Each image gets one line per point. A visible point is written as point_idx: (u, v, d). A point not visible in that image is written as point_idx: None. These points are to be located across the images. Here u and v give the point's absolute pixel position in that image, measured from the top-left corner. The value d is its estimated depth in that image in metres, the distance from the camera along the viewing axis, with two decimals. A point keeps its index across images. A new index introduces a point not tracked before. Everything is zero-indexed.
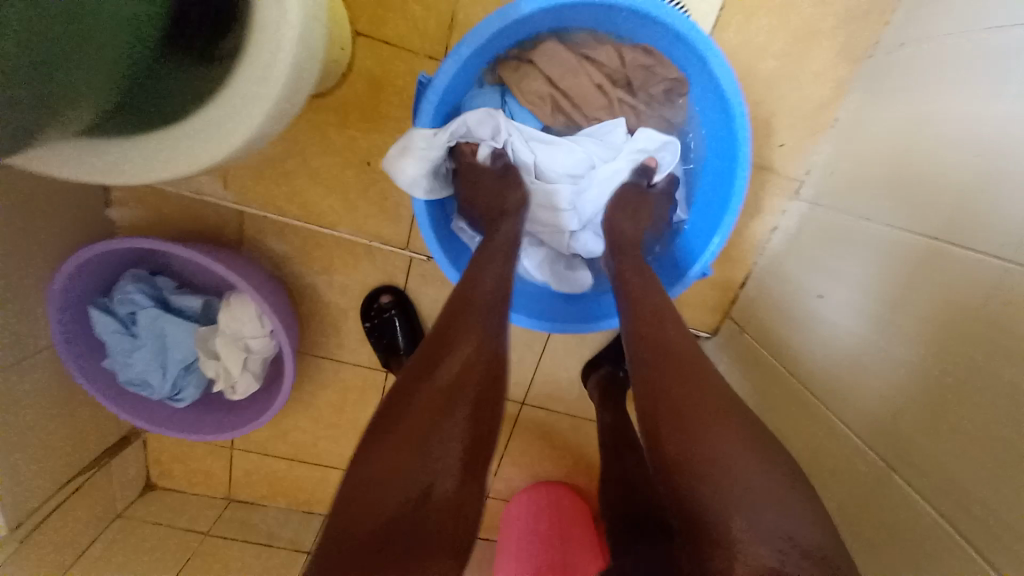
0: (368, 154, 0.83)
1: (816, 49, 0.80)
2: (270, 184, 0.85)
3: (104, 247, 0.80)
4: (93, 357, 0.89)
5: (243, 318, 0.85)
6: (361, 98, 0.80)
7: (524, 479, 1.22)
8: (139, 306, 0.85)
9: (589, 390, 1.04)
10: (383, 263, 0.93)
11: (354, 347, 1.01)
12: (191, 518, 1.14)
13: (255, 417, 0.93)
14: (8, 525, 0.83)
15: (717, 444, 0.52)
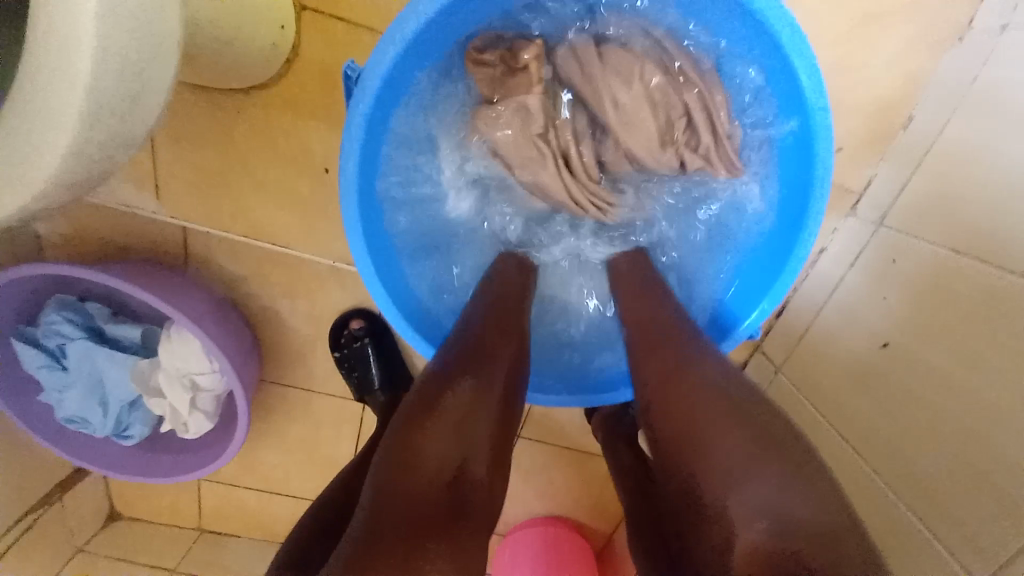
0: (327, 160, 0.69)
1: None
2: (215, 194, 0.72)
3: (16, 272, 0.67)
4: (26, 391, 0.78)
5: (188, 353, 0.73)
6: (316, 91, 0.66)
7: (520, 516, 1.10)
8: (67, 338, 0.73)
9: (592, 428, 0.91)
10: (352, 286, 0.80)
11: (324, 377, 0.89)
12: (158, 553, 1.05)
13: (216, 457, 0.83)
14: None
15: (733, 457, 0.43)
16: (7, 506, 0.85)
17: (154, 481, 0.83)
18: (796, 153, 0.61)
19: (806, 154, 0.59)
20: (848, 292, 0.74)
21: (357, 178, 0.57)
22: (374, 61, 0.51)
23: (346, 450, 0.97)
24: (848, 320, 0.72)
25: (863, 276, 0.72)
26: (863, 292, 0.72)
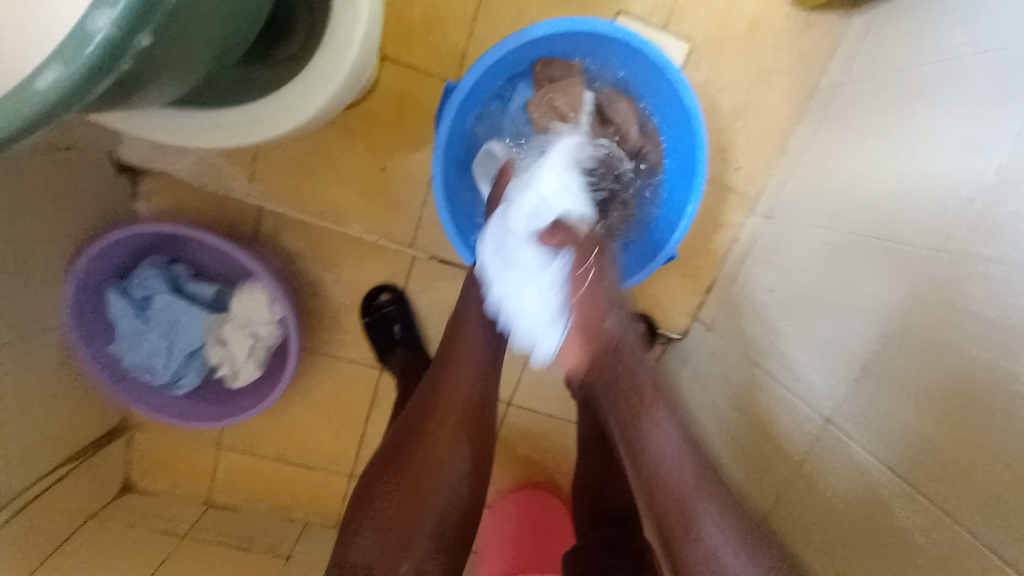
0: (384, 160, 0.93)
1: (766, 92, 0.96)
2: (292, 181, 0.93)
3: (131, 231, 0.86)
4: (99, 339, 0.92)
5: (254, 304, 0.92)
6: (381, 110, 0.91)
7: (507, 483, 1.25)
8: (155, 290, 0.90)
9: (573, 391, 1.11)
10: (387, 261, 1.01)
11: (353, 341, 1.07)
12: (169, 520, 1.11)
13: (256, 404, 0.97)
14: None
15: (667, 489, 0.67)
16: (56, 452, 0.94)
17: (199, 423, 0.96)
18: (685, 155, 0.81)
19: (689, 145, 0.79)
20: (752, 266, 0.95)
21: (443, 138, 0.74)
22: (467, 74, 0.72)
23: (362, 413, 1.12)
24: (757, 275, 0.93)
25: (766, 255, 0.93)
26: (766, 267, 0.92)
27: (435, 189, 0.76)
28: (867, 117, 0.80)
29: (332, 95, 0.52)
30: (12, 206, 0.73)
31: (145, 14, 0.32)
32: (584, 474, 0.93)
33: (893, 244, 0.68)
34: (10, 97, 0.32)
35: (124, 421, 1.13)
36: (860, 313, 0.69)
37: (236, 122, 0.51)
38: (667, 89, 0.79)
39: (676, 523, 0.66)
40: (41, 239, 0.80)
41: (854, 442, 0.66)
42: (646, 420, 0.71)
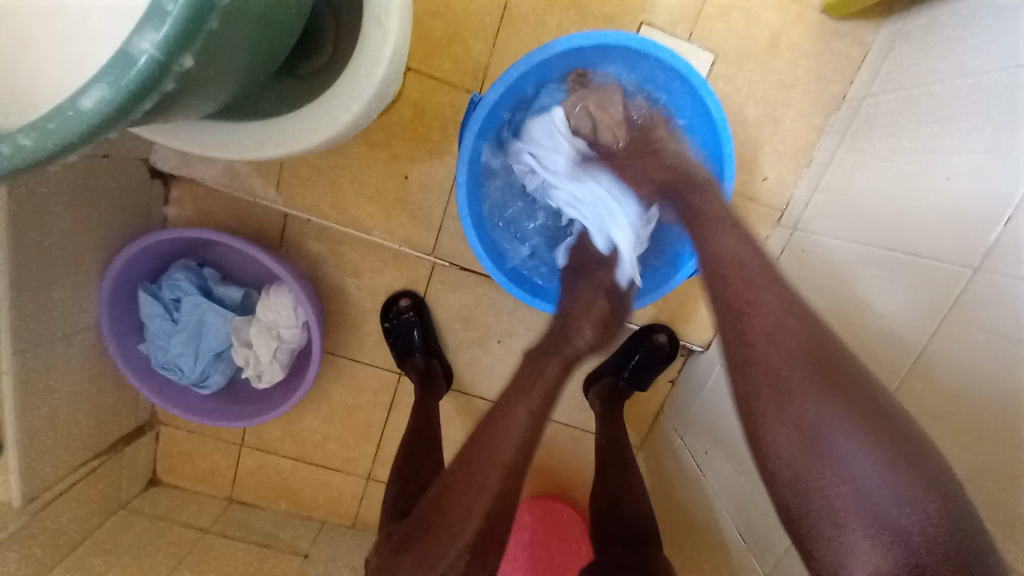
0: (406, 169, 0.95)
1: (793, 102, 0.94)
2: (316, 190, 0.96)
3: (162, 236, 0.89)
4: (131, 339, 0.95)
5: (279, 309, 0.94)
6: (404, 120, 0.92)
7: (521, 492, 1.24)
8: (184, 293, 0.93)
9: (590, 401, 1.10)
10: (407, 268, 1.02)
11: (372, 347, 1.08)
12: (192, 516, 1.14)
13: (278, 406, 0.99)
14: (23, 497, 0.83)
15: (859, 540, 0.44)
16: (87, 446, 0.98)
17: (223, 423, 0.98)
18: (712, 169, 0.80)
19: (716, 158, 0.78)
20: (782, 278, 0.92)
21: (468, 151, 0.74)
22: (492, 88, 0.72)
23: (379, 417, 1.14)
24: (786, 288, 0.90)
25: (794, 268, 0.90)
26: (796, 281, 0.89)
27: (460, 202, 0.76)
28: (897, 129, 0.77)
29: (360, 110, 0.52)
30: (51, 212, 0.77)
31: (184, 41, 0.33)
32: (598, 488, 0.92)
33: (925, 262, 0.66)
34: (60, 115, 0.34)
35: (151, 418, 1.16)
36: (891, 333, 0.67)
37: (265, 137, 0.52)
38: (694, 98, 0.78)
39: (814, 510, 0.47)
40: (77, 243, 0.84)
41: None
42: (793, 392, 0.51)
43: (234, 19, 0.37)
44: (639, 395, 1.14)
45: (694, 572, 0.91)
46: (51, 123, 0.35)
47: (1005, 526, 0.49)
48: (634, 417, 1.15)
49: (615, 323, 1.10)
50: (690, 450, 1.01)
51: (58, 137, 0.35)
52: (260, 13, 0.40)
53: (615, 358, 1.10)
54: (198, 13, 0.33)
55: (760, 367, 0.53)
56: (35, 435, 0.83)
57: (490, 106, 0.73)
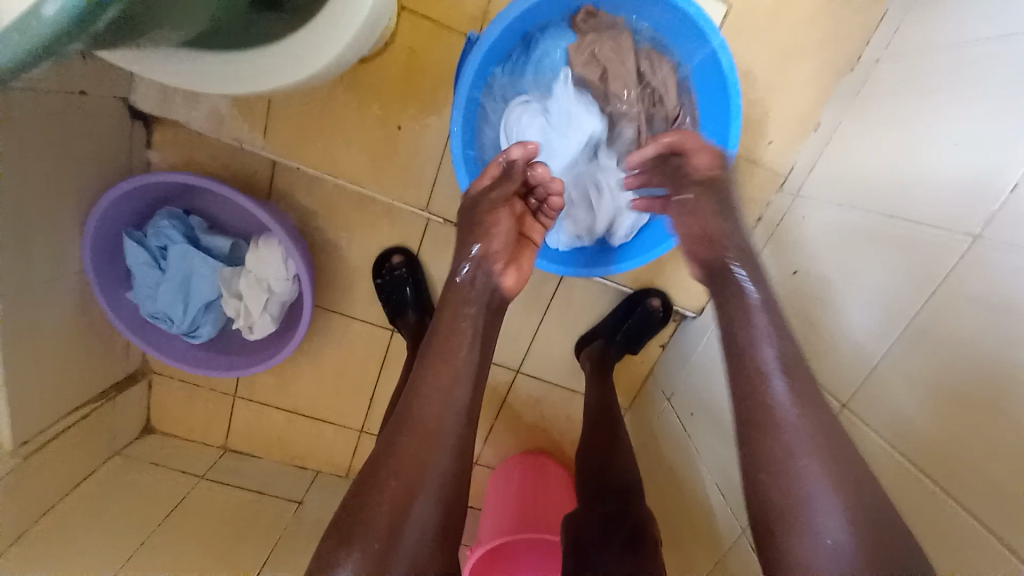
0: (399, 119, 0.91)
1: (803, 61, 0.90)
2: (306, 138, 0.92)
3: (145, 180, 0.86)
4: (117, 287, 0.94)
5: (269, 261, 0.92)
6: (398, 65, 0.88)
7: (511, 448, 1.28)
8: (171, 241, 0.91)
9: (581, 363, 1.12)
10: (400, 224, 1.00)
11: (365, 303, 1.08)
12: (187, 464, 1.16)
13: (270, 359, 0.99)
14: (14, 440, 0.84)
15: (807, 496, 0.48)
16: (77, 393, 0.98)
17: (215, 373, 0.99)
18: (718, 124, 0.77)
19: (723, 112, 0.75)
20: (781, 244, 0.91)
21: (463, 95, 0.71)
22: (490, 26, 0.68)
23: (372, 373, 1.15)
24: (785, 252, 0.89)
25: (794, 233, 0.89)
26: (793, 245, 0.88)
27: (454, 151, 0.73)
28: (909, 90, 0.74)
29: (348, 43, 0.49)
30: (25, 150, 0.73)
31: None
32: (585, 446, 0.94)
33: (925, 226, 0.64)
34: (21, 26, 0.31)
35: (143, 368, 1.17)
36: (885, 299, 0.67)
37: (249, 72, 0.49)
38: (703, 45, 0.74)
39: (783, 504, 0.49)
40: (56, 186, 0.81)
41: (865, 429, 0.66)
42: (773, 399, 0.53)
43: None
44: (630, 359, 1.15)
45: (680, 526, 0.95)
46: (12, 34, 0.32)
47: (979, 483, 0.51)
48: (623, 379, 1.17)
49: (609, 285, 1.10)
50: (677, 412, 1.03)
51: (17, 51, 0.32)
52: None
53: (607, 321, 1.10)
54: None
55: (753, 374, 0.55)
56: (24, 380, 0.83)
57: (487, 46, 0.70)
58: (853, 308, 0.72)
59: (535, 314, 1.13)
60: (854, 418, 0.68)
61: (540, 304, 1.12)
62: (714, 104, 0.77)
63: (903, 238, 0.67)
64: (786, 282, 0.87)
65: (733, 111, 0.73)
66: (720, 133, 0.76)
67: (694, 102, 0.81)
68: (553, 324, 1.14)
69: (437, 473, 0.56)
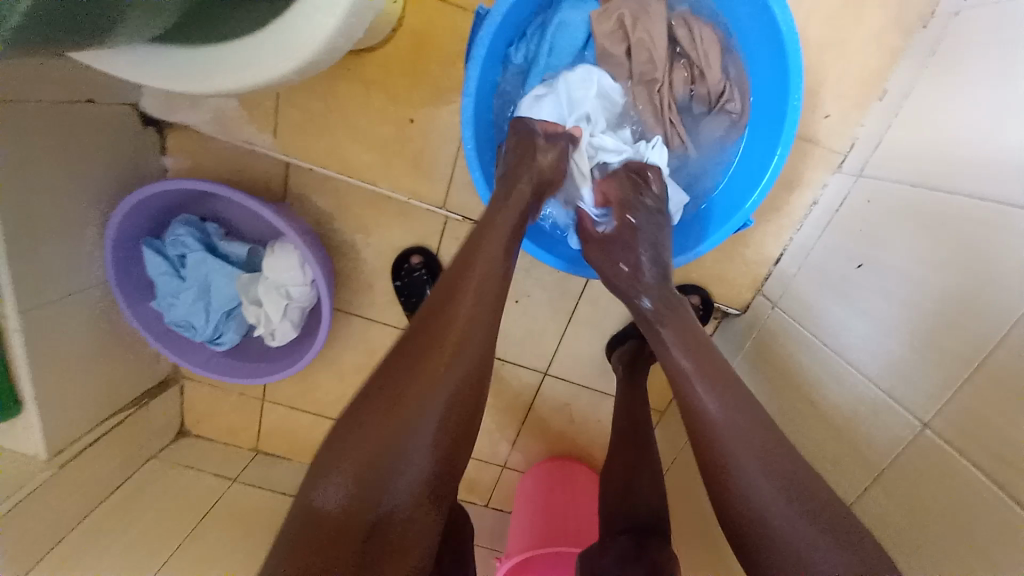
0: (410, 111, 0.85)
1: (866, 20, 0.78)
2: (316, 137, 0.88)
3: (159, 188, 0.84)
4: (140, 296, 0.94)
5: (286, 265, 0.89)
6: (407, 53, 0.82)
7: (539, 452, 1.23)
8: (188, 249, 0.90)
9: (612, 364, 1.04)
10: (417, 223, 0.95)
11: (383, 305, 1.04)
12: (219, 467, 1.18)
13: (292, 365, 0.97)
14: (48, 452, 0.85)
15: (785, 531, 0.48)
16: (109, 401, 0.99)
17: (238, 380, 0.98)
18: (772, 95, 0.67)
19: (778, 83, 0.66)
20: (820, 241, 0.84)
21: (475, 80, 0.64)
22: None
23: None
24: (821, 251, 0.83)
25: (824, 236, 0.83)
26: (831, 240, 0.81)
27: (467, 143, 0.67)
28: (990, 46, 0.63)
29: (338, 23, 0.43)
30: (36, 163, 0.72)
31: None
32: (618, 456, 0.88)
33: (992, 206, 0.57)
34: None
35: (174, 373, 1.18)
36: (976, 295, 0.56)
37: (223, 68, 0.44)
38: (752, 5, 0.64)
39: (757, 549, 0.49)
40: (72, 197, 0.80)
41: (948, 451, 0.56)
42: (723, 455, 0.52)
43: None
44: None
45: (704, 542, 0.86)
46: None
47: None
48: (659, 381, 1.09)
49: None
50: None
51: None
52: None
53: None
54: None
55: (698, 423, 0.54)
56: (53, 391, 0.84)
57: (498, 22, 0.63)
58: (869, 329, 0.69)
59: (562, 313, 1.06)
60: (931, 437, 0.58)
61: (567, 303, 1.05)
62: (767, 73, 0.67)
63: (957, 222, 0.61)
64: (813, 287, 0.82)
65: (791, 78, 0.63)
66: (776, 107, 0.67)
67: (740, 74, 0.72)
68: (581, 323, 1.07)
69: (413, 451, 0.49)
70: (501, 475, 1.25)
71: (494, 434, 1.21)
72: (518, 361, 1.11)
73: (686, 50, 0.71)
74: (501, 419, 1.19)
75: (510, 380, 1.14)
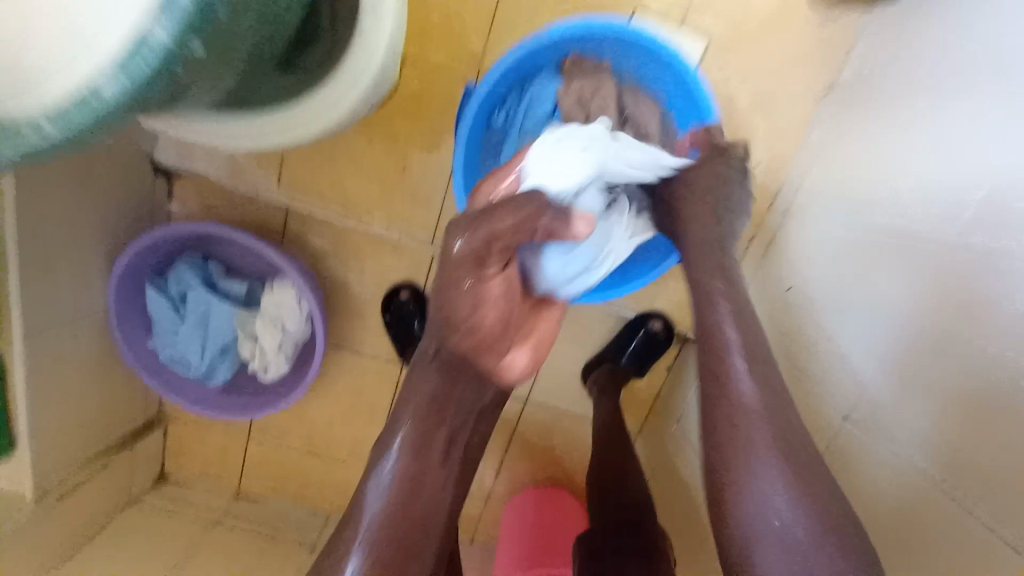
0: (403, 160, 0.96)
1: (782, 88, 0.95)
2: (317, 183, 0.97)
3: (167, 232, 0.91)
4: (138, 333, 0.97)
5: (283, 300, 0.95)
6: (401, 112, 0.94)
7: (524, 480, 1.26)
8: (190, 287, 0.95)
9: (589, 387, 1.12)
10: (407, 259, 1.04)
11: (375, 336, 1.10)
12: (201, 510, 1.17)
13: (285, 397, 1.01)
14: (36, 491, 0.86)
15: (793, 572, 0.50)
16: (95, 441, 1.00)
17: (231, 415, 1.01)
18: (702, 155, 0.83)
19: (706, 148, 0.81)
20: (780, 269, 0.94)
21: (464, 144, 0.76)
22: (485, 78, 0.74)
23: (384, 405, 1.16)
24: (783, 280, 0.92)
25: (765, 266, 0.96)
26: (790, 271, 0.91)
27: (456, 194, 0.79)
28: (883, 110, 0.78)
29: (361, 98, 0.55)
30: (55, 208, 0.79)
31: (196, 29, 0.36)
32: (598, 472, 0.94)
33: (903, 236, 0.68)
34: (81, 102, 0.36)
35: (159, 412, 1.18)
36: (882, 310, 0.68)
37: (269, 126, 0.54)
38: (684, 84, 0.79)
39: None
40: (83, 239, 0.86)
41: (879, 447, 0.66)
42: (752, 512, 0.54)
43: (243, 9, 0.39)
44: (638, 381, 1.16)
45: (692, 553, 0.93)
46: (73, 110, 0.36)
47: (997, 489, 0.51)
48: (633, 402, 1.17)
49: (613, 309, 1.11)
50: (688, 432, 1.02)
51: (79, 123, 0.37)
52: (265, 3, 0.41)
53: (614, 344, 1.11)
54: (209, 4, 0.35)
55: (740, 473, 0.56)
56: (45, 427, 0.86)
57: (482, 97, 0.76)
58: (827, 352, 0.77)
59: None
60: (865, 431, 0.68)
61: None
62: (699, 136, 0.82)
63: (884, 252, 0.71)
64: (779, 314, 0.91)
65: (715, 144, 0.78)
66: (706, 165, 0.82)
67: (678, 137, 0.86)
68: (560, 349, 1.15)
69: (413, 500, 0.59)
70: (488, 505, 1.28)
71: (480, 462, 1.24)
72: None
73: (634, 114, 0.85)
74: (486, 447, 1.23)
75: None
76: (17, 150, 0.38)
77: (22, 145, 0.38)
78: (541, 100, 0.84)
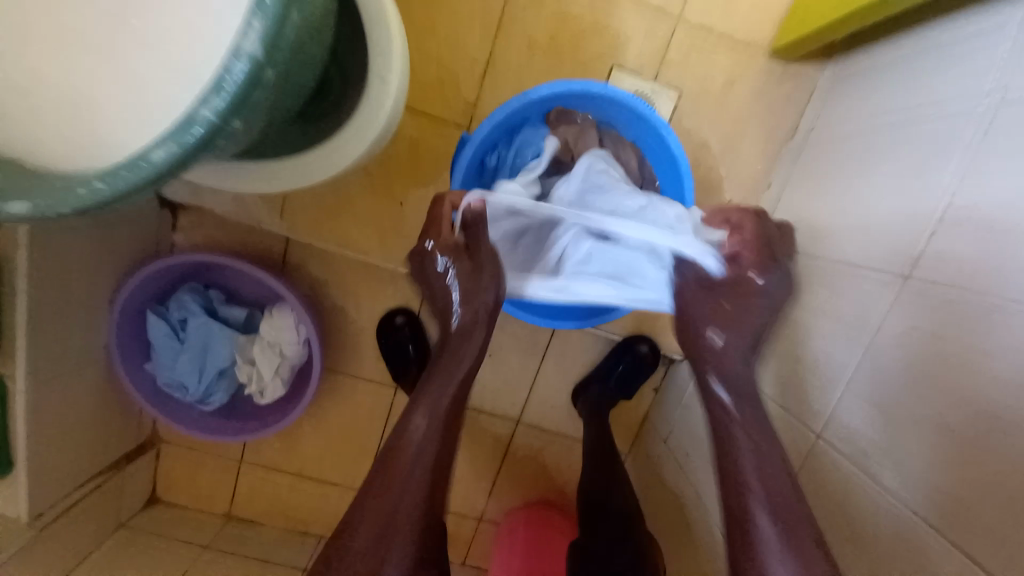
0: (400, 197, 1.02)
1: (750, 134, 1.04)
2: (317, 216, 1.02)
3: (171, 262, 0.95)
4: (137, 359, 1.00)
5: (281, 327, 0.99)
6: (399, 152, 1.00)
7: (514, 502, 1.29)
8: (191, 314, 0.98)
9: (577, 411, 1.16)
10: (402, 288, 1.08)
11: (369, 362, 1.14)
12: (191, 533, 1.17)
13: (279, 420, 1.04)
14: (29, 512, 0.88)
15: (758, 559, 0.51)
16: (89, 467, 1.01)
17: (226, 439, 1.03)
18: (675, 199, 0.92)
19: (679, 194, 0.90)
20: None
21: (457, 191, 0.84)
22: (477, 130, 0.82)
23: (376, 430, 1.19)
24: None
25: None
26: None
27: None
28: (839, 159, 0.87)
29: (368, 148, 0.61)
30: (67, 242, 0.83)
31: (236, 107, 0.42)
32: (584, 493, 0.98)
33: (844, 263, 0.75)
34: (132, 167, 0.42)
35: (153, 437, 1.20)
36: None
37: (284, 172, 0.60)
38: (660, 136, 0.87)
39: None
40: (92, 270, 0.90)
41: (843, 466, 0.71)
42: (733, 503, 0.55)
43: (274, 86, 0.45)
44: (624, 405, 1.20)
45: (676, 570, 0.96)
46: (124, 173, 0.42)
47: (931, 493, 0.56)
48: (619, 424, 1.22)
49: (599, 336, 1.17)
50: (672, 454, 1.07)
51: (128, 183, 0.42)
52: (291, 77, 0.48)
53: (599, 369, 1.16)
54: (249, 86, 0.41)
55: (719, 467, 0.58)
56: (43, 454, 0.87)
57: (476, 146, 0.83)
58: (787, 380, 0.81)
59: (531, 365, 1.19)
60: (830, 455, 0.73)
61: (535, 356, 1.18)
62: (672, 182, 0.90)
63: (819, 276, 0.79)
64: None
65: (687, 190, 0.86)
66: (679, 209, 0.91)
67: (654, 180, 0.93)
68: (548, 374, 1.20)
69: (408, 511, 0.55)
70: (478, 528, 1.30)
71: (471, 485, 1.27)
72: (493, 412, 1.22)
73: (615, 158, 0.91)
74: (477, 470, 1.26)
75: (484, 430, 1.23)
76: (68, 207, 0.43)
77: (71, 202, 0.43)
78: (532, 146, 0.90)
